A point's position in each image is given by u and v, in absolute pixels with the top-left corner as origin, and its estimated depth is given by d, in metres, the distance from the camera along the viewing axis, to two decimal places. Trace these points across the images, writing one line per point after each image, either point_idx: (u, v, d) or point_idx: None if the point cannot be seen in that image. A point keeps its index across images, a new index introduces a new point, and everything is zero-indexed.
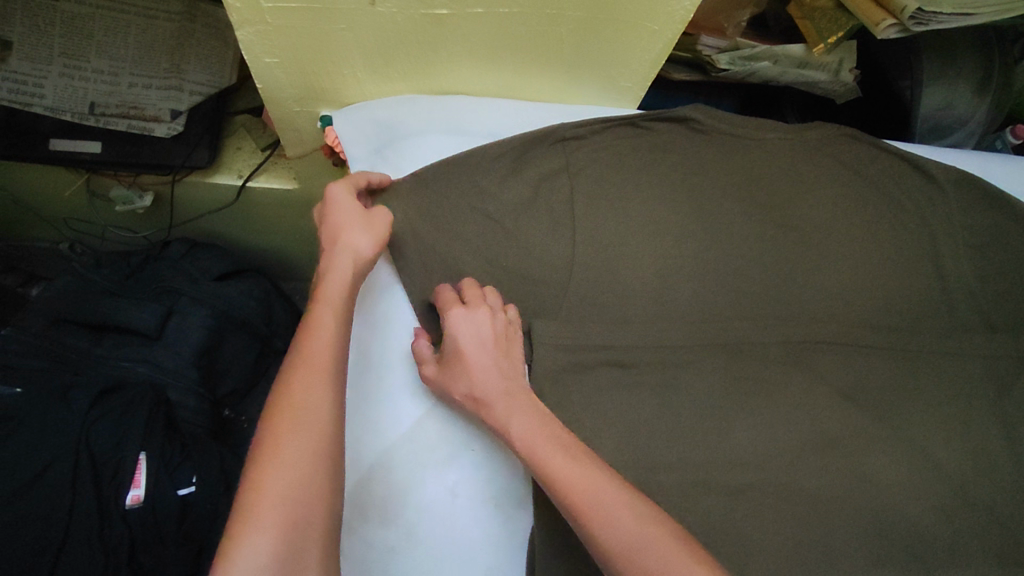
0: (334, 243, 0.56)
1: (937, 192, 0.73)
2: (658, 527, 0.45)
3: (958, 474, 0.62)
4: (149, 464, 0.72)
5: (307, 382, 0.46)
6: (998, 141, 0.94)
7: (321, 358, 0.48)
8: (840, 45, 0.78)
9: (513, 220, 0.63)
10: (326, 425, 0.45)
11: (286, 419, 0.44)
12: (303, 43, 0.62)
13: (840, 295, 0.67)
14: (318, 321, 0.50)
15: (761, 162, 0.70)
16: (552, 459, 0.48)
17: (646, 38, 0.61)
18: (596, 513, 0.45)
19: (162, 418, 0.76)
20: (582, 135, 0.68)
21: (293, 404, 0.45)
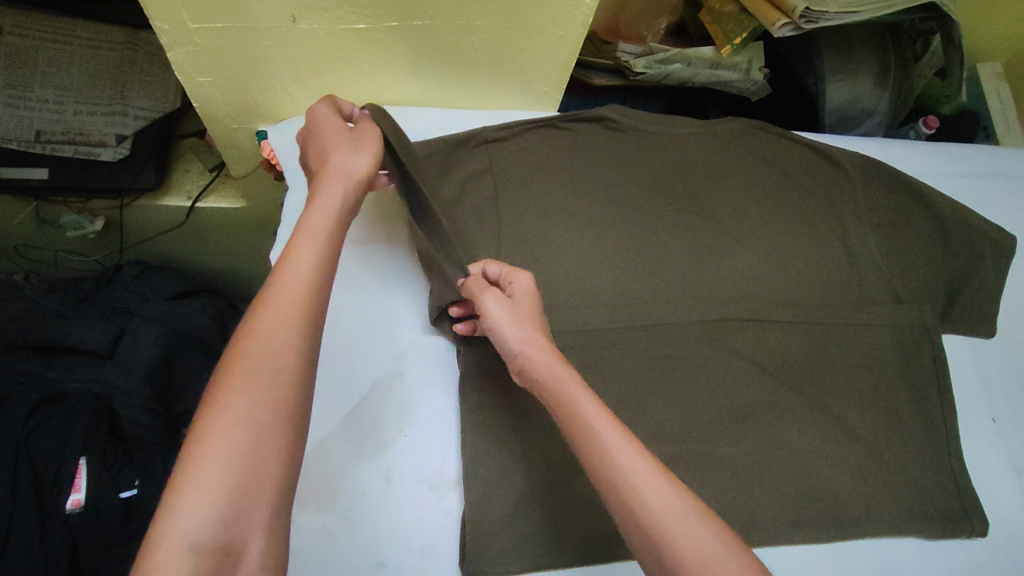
0: (325, 160, 0.55)
1: (843, 176, 0.77)
2: (676, 494, 0.45)
3: (870, 435, 0.66)
4: (90, 469, 0.78)
5: (272, 325, 0.45)
6: (911, 131, 1.01)
7: (289, 302, 0.46)
8: (747, 47, 0.83)
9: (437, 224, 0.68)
10: (283, 378, 0.43)
11: (242, 370, 0.43)
12: (233, 61, 0.65)
13: (753, 275, 0.71)
14: (296, 255, 0.48)
15: (676, 155, 0.75)
16: (594, 422, 0.48)
17: (553, 43, 0.65)
18: (629, 480, 0.46)
19: (105, 424, 0.82)
20: (504, 137, 0.72)
21: (254, 354, 0.43)
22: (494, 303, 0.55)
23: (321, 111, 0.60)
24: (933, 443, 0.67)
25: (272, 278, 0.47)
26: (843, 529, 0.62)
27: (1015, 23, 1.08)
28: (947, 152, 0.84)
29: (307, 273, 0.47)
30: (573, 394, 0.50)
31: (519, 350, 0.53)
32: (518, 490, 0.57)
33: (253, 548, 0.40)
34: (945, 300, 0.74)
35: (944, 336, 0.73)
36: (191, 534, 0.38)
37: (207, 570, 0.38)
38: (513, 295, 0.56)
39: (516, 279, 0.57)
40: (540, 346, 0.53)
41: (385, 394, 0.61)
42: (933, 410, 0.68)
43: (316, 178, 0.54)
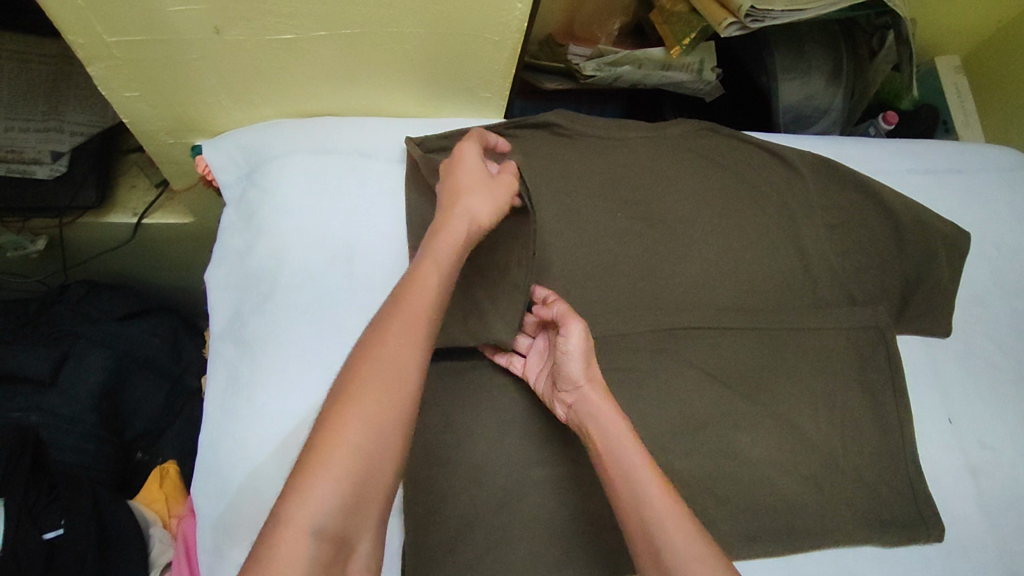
0: (461, 196, 0.56)
1: (796, 177, 0.76)
2: (707, 548, 0.46)
3: (824, 442, 0.65)
4: (8, 509, 0.60)
5: (406, 331, 0.44)
6: (871, 127, 1.00)
7: (417, 311, 0.46)
8: (697, 47, 0.81)
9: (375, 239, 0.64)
10: (411, 386, 0.43)
11: (375, 368, 0.42)
12: (157, 74, 0.62)
13: (705, 281, 0.70)
14: (426, 269, 0.49)
15: (625, 160, 0.73)
16: (631, 462, 0.49)
17: (488, 46, 0.63)
18: (665, 526, 0.46)
19: (26, 460, 0.63)
20: (447, 146, 0.69)
21: (387, 353, 0.43)
22: (549, 339, 0.55)
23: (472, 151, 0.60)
24: (888, 447, 0.66)
25: (400, 287, 0.48)
26: (798, 540, 0.61)
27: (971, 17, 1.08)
28: (905, 149, 0.83)
29: (434, 291, 0.47)
30: (615, 434, 0.50)
31: (577, 387, 0.54)
32: (462, 513, 0.57)
33: (361, 545, 0.40)
34: (900, 301, 0.73)
35: (900, 337, 0.72)
36: (316, 522, 0.38)
37: (324, 559, 0.38)
38: (570, 336, 0.58)
39: (572, 321, 0.60)
40: (599, 386, 0.54)
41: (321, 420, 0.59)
42: (889, 413, 0.67)
43: (445, 209, 0.55)
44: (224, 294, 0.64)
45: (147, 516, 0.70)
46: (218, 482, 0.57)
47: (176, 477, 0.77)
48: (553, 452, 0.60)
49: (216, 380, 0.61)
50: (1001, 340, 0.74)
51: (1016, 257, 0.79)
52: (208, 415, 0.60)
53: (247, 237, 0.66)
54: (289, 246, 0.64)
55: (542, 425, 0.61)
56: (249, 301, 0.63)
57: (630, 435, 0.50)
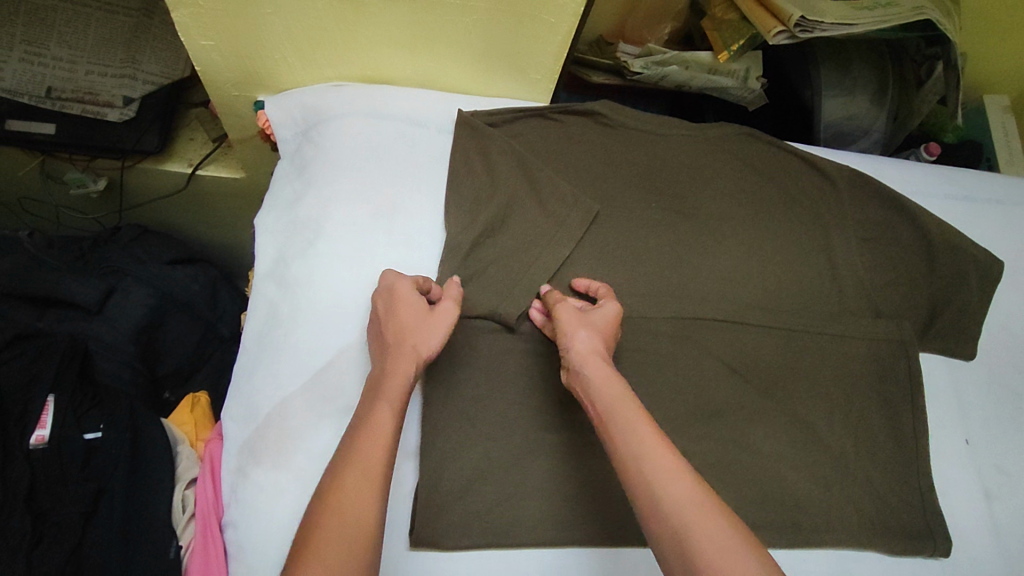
0: (401, 339, 0.55)
1: (831, 188, 0.77)
2: (699, 497, 0.46)
3: (836, 445, 0.66)
4: (58, 407, 0.66)
5: (356, 479, 0.46)
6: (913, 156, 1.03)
7: (369, 455, 0.47)
8: (745, 55, 0.84)
9: (410, 202, 0.68)
10: (366, 532, 0.44)
11: (330, 526, 0.43)
12: (234, 26, 0.67)
13: (731, 278, 0.71)
14: (376, 416, 0.50)
15: (663, 156, 0.75)
16: (626, 417, 0.51)
17: (544, 28, 0.66)
18: (658, 474, 0.47)
19: (76, 366, 0.70)
20: (495, 122, 0.72)
21: (343, 506, 0.44)
22: (563, 309, 0.59)
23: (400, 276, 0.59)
24: (900, 460, 0.67)
25: (350, 439, 0.49)
26: (802, 537, 0.61)
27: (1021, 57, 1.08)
28: (946, 175, 0.83)
29: (383, 433, 0.49)
30: (609, 388, 0.53)
31: (580, 353, 0.56)
32: (474, 466, 0.59)
33: None
34: (926, 320, 0.74)
35: (921, 355, 0.73)
36: None
37: None
38: (594, 314, 0.60)
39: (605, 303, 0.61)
40: (600, 355, 0.56)
41: (350, 362, 0.61)
42: (905, 426, 0.68)
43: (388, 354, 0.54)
44: (269, 239, 0.68)
45: (179, 434, 0.71)
46: (248, 408, 0.60)
47: (206, 406, 0.79)
48: (567, 419, 0.62)
49: (257, 316, 0.65)
50: None
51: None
52: (245, 349, 0.64)
53: (298, 188, 0.69)
54: (337, 200, 0.67)
55: (559, 394, 0.63)
56: (293, 248, 0.66)
57: (626, 396, 0.52)
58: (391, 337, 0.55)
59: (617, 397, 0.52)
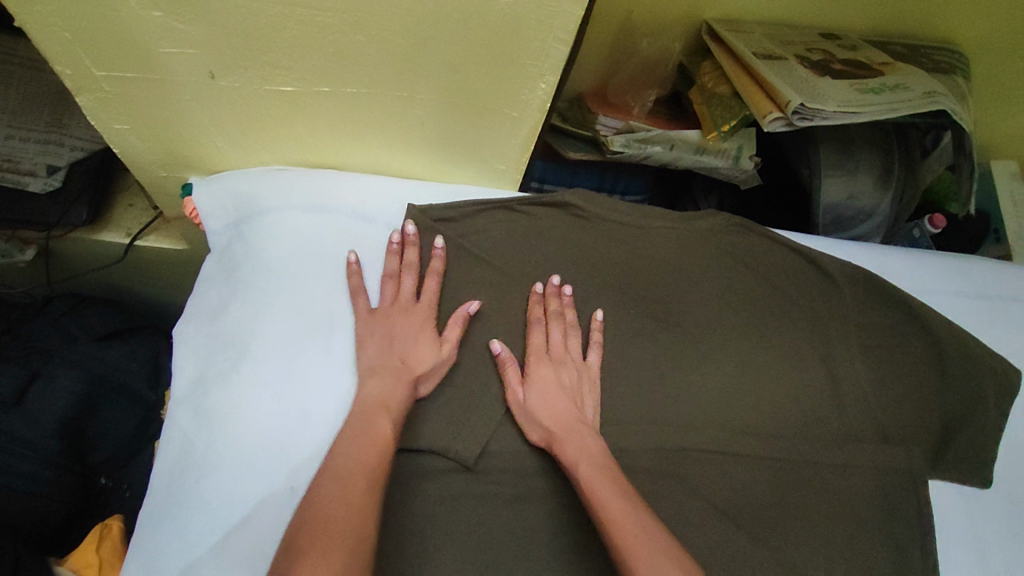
0: (401, 352, 0.57)
1: (832, 288, 0.69)
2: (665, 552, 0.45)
3: None
4: None
5: (342, 488, 0.46)
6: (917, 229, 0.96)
7: (358, 465, 0.48)
8: (737, 133, 0.76)
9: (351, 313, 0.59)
10: (354, 534, 0.43)
11: (317, 533, 0.42)
12: (149, 111, 0.58)
13: (719, 396, 0.62)
14: (370, 429, 0.51)
15: (643, 253, 0.66)
16: (607, 498, 0.48)
17: (506, 121, 0.58)
18: (622, 528, 0.46)
19: None
20: (452, 217, 0.63)
21: (321, 516, 0.43)
22: (538, 364, 0.58)
23: (405, 281, 0.60)
24: None
25: (338, 449, 0.49)
26: None
27: None
28: (961, 269, 0.74)
29: (370, 445, 0.50)
30: (569, 440, 0.54)
31: (546, 411, 0.55)
32: None
33: None
34: (939, 444, 0.65)
35: (933, 482, 0.64)
36: None
37: None
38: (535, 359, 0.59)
39: (564, 337, 0.60)
40: (567, 414, 0.56)
41: (272, 515, 0.51)
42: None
43: (372, 367, 0.56)
44: (187, 355, 0.59)
45: None
46: (147, 573, 0.49)
47: (116, 537, 0.72)
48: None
49: (168, 453, 0.54)
50: None
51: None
52: (150, 493, 0.53)
53: (224, 294, 0.60)
54: (267, 312, 0.58)
55: (517, 552, 0.53)
56: (215, 368, 0.57)
57: (603, 475, 0.50)
58: (376, 347, 0.57)
59: (596, 466, 0.51)
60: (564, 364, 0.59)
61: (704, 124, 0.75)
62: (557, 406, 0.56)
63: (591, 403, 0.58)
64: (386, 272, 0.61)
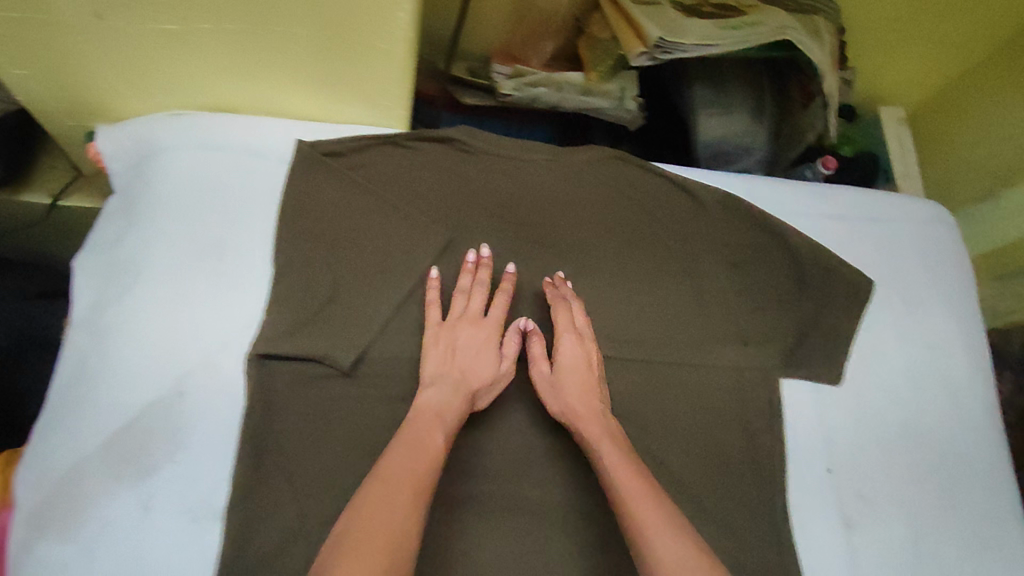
0: (463, 364, 0.60)
1: (701, 209, 0.74)
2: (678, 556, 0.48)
3: (690, 481, 0.64)
4: None
5: (385, 490, 0.49)
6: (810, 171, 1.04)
7: (408, 469, 0.51)
8: (618, 75, 0.81)
9: (242, 238, 0.64)
10: (389, 536, 0.46)
11: (363, 535, 0.45)
12: (44, 53, 0.61)
13: (590, 308, 0.69)
14: (422, 436, 0.54)
15: (524, 182, 0.72)
16: (629, 489, 0.53)
17: (381, 59, 0.63)
18: (642, 529, 0.50)
19: None
20: (340, 151, 0.68)
21: (370, 517, 0.47)
22: (567, 340, 0.63)
23: (478, 301, 0.64)
24: (757, 492, 0.65)
25: (389, 452, 0.52)
26: None
27: (914, 68, 1.09)
28: (824, 192, 0.80)
29: (420, 450, 0.52)
30: (597, 445, 0.57)
31: (581, 389, 0.61)
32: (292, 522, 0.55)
33: None
34: (792, 344, 0.72)
35: (784, 381, 0.70)
36: None
37: None
38: (564, 361, 0.62)
39: (572, 313, 0.65)
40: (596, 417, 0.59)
41: (158, 416, 0.56)
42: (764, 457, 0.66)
43: (423, 378, 0.59)
44: (85, 280, 0.63)
45: None
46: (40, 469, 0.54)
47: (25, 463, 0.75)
48: None
49: (65, 366, 0.59)
50: (897, 394, 0.73)
51: (921, 310, 0.77)
52: (49, 404, 0.58)
53: (121, 226, 0.64)
54: (160, 239, 0.62)
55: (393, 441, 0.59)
56: (111, 290, 0.61)
57: (625, 468, 0.55)
58: (431, 358, 0.60)
59: (613, 456, 0.56)
60: (585, 344, 0.64)
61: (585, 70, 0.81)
62: (579, 380, 0.61)
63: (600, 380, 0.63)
64: (460, 289, 0.64)
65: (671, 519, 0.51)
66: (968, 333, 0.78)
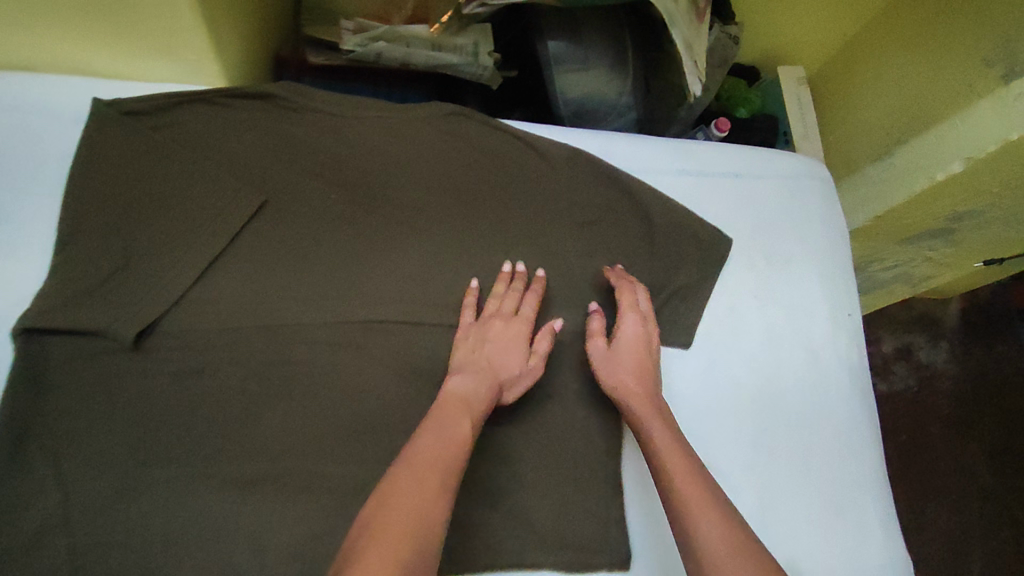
0: (491, 355, 0.60)
1: (550, 170, 0.71)
2: (722, 531, 0.50)
3: (512, 450, 0.62)
4: None
5: (421, 468, 0.48)
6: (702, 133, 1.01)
7: (441, 452, 0.50)
8: (468, 29, 0.77)
9: (17, 212, 0.59)
10: (424, 516, 0.46)
11: (390, 513, 0.45)
12: None
13: (417, 273, 0.66)
14: (450, 422, 0.53)
15: (355, 142, 0.67)
16: (680, 470, 0.54)
17: (166, 22, 0.57)
18: (690, 509, 0.52)
19: None
20: (144, 110, 0.61)
21: (398, 494, 0.46)
22: (628, 322, 0.64)
23: (511, 301, 0.64)
24: (582, 460, 0.64)
25: (427, 433, 0.52)
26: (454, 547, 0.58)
27: (798, 27, 1.07)
28: (687, 149, 0.78)
29: (446, 434, 0.52)
30: (647, 425, 0.58)
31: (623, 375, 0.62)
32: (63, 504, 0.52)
33: None
34: None
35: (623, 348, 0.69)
36: None
37: None
38: (620, 348, 0.63)
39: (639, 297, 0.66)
40: (640, 399, 0.60)
41: None
42: (593, 425, 0.65)
43: (464, 362, 0.60)
44: None
45: None
46: None
47: None
48: (192, 445, 0.55)
49: None
50: (751, 353, 0.72)
51: (783, 268, 0.77)
52: None
53: None
54: None
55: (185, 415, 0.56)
56: None
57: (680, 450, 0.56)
58: (467, 346, 0.61)
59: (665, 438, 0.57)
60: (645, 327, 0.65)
61: (429, 26, 0.76)
62: (641, 363, 0.63)
63: (653, 366, 0.64)
64: (493, 294, 0.65)
65: (712, 494, 0.53)
66: (830, 287, 0.78)
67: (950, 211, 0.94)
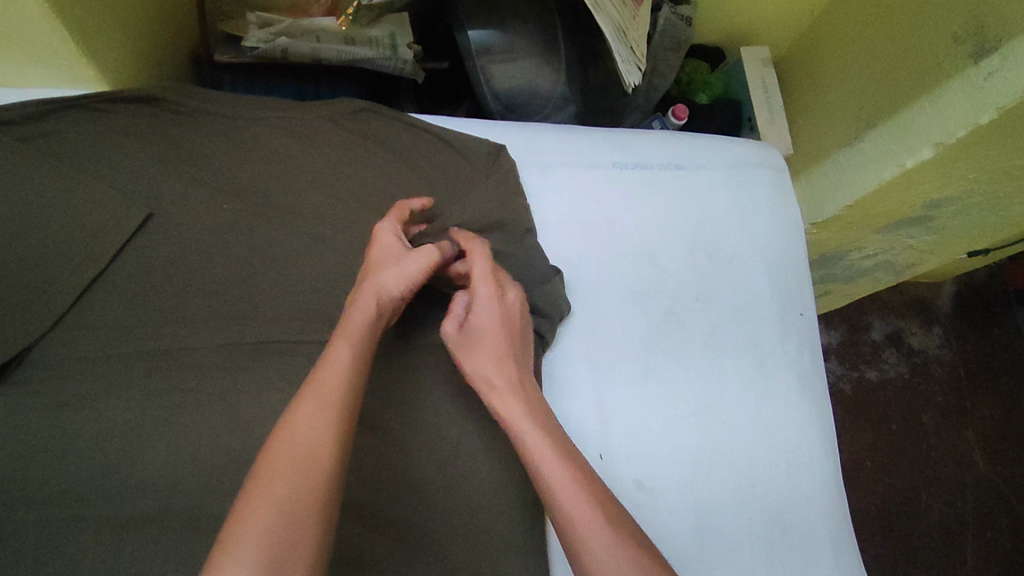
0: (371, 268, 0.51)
1: (468, 167, 0.66)
2: (594, 499, 0.42)
3: (425, 478, 0.55)
4: None
5: (319, 397, 0.40)
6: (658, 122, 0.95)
7: (331, 382, 0.41)
8: (382, 22, 0.73)
9: None
10: (318, 455, 0.38)
11: (282, 450, 0.37)
12: None
13: (320, 287, 0.60)
14: (342, 346, 0.43)
15: (252, 146, 0.62)
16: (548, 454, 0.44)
17: (27, 31, 0.51)
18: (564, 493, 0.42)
19: None
20: (8, 117, 0.56)
21: (291, 428, 0.38)
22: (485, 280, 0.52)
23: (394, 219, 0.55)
24: (506, 488, 0.56)
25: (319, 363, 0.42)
26: None
27: (759, 6, 1.01)
28: (622, 141, 0.73)
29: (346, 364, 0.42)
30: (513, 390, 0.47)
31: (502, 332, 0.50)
32: None
33: None
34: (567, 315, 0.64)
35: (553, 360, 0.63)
36: None
37: None
38: (477, 322, 0.51)
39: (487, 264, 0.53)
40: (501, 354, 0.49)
41: None
42: (519, 445, 0.58)
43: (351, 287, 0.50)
44: None
45: None
46: None
47: None
48: (54, 486, 0.49)
49: None
50: (689, 359, 0.67)
51: (727, 265, 0.71)
52: None
53: None
54: None
55: (47, 452, 0.50)
56: None
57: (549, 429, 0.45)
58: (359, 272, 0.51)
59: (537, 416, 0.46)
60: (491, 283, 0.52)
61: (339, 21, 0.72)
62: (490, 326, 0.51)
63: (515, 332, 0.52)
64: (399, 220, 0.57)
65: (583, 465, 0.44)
66: (779, 283, 0.73)
67: (926, 200, 0.85)
